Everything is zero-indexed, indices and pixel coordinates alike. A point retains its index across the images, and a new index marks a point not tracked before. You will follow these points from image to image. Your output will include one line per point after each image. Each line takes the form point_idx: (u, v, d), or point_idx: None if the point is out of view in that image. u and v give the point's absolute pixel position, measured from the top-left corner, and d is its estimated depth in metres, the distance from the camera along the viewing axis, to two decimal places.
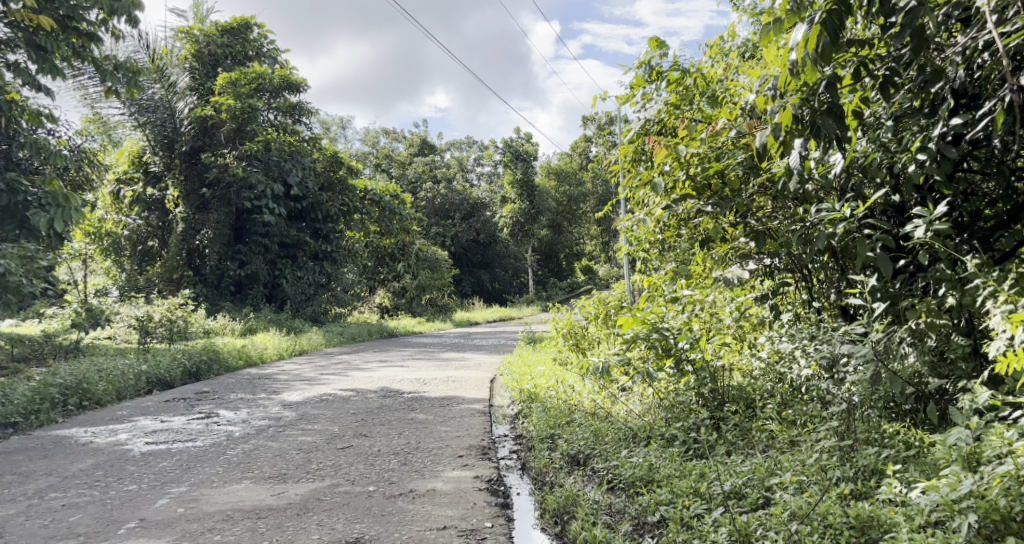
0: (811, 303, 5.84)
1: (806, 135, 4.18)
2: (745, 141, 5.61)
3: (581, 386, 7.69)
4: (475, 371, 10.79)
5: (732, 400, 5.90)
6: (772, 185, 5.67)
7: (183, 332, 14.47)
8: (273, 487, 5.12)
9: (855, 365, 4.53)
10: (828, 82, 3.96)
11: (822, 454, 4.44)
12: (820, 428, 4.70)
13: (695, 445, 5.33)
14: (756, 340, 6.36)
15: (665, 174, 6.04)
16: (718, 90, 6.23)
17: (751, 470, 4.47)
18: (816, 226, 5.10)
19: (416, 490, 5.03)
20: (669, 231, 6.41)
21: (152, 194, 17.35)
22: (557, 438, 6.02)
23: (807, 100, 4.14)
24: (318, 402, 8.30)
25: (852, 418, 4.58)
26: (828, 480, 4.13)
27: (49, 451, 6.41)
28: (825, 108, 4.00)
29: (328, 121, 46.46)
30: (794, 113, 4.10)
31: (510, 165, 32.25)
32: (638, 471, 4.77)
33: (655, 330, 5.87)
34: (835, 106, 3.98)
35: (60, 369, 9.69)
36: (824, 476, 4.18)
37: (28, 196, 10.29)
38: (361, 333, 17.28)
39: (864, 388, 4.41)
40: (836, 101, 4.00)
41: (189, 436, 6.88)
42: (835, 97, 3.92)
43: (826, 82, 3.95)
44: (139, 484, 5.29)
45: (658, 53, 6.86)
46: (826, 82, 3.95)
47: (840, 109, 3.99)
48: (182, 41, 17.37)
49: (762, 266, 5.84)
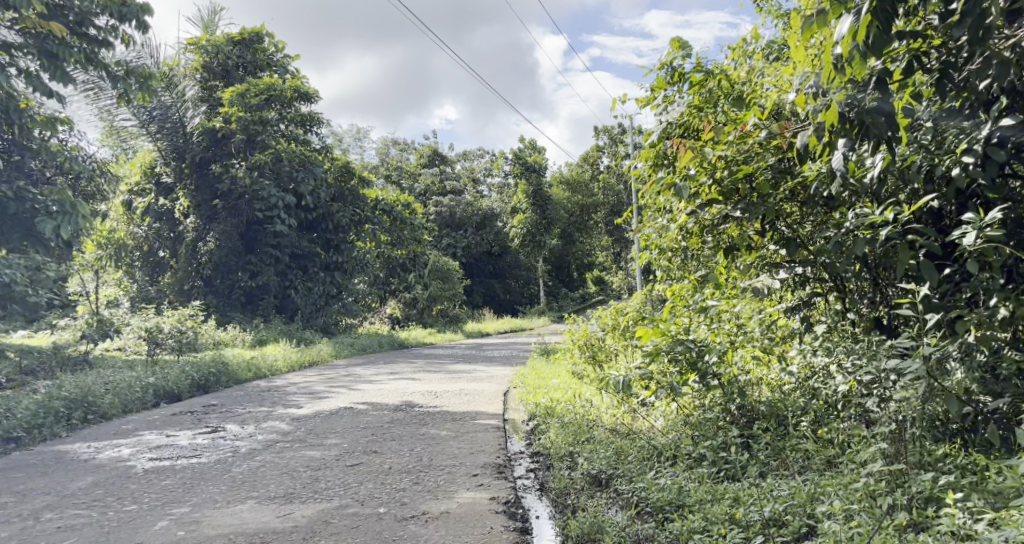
0: (846, 315, 5.54)
1: (851, 134, 3.92)
2: (776, 143, 5.38)
3: (601, 401, 7.40)
4: (489, 383, 10.51)
5: (762, 417, 5.61)
6: (804, 190, 5.40)
7: (193, 343, 14.25)
8: (279, 509, 4.86)
9: (904, 382, 4.26)
10: (879, 78, 3.70)
11: (870, 478, 4.12)
12: (865, 450, 4.37)
13: (726, 467, 5.02)
14: (786, 354, 6.08)
15: (690, 179, 5.79)
16: (744, 91, 5.97)
17: (791, 495, 4.18)
18: (853, 232, 4.86)
19: (430, 512, 4.76)
20: (692, 239, 6.17)
21: (163, 205, 17.20)
22: (576, 456, 5.75)
23: (854, 97, 3.88)
24: (329, 417, 8.05)
25: (901, 440, 4.25)
26: (879, 508, 3.81)
27: (50, 468, 6.18)
28: (874, 106, 3.73)
29: (339, 133, 46.61)
30: (840, 110, 3.84)
31: (520, 176, 31.76)
32: (667, 494, 4.51)
33: (678, 342, 5.63)
34: (886, 103, 3.73)
35: (67, 381, 9.50)
36: (874, 503, 3.87)
37: (37, 204, 9.86)
38: (371, 344, 17.01)
39: (915, 409, 4.09)
40: (888, 98, 3.73)
41: (194, 452, 6.64)
42: (885, 94, 3.66)
43: (877, 79, 3.69)
44: (139, 504, 5.03)
45: (680, 54, 6.61)
46: (876, 78, 3.70)
47: (891, 107, 3.72)
48: (192, 53, 17.32)
49: (794, 275, 5.55)
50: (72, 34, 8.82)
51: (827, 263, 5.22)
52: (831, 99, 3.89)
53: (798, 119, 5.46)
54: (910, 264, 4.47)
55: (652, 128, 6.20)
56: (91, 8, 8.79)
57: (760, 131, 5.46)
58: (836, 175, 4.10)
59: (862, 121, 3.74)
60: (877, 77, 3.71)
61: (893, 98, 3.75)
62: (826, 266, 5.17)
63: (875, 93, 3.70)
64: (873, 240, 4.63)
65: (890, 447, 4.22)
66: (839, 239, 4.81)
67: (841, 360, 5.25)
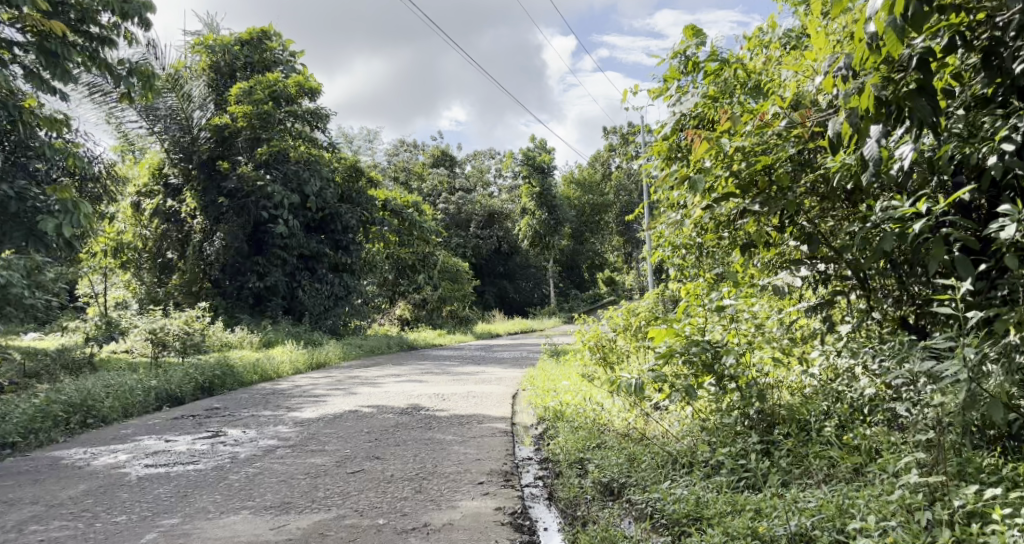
0: (870, 314, 5.30)
1: (890, 118, 3.61)
2: (796, 133, 5.16)
3: (612, 405, 7.13)
4: (497, 386, 10.25)
5: (782, 421, 5.35)
6: (825, 183, 5.13)
7: (198, 345, 14.04)
8: (273, 520, 4.62)
9: (942, 386, 3.98)
10: (919, 57, 3.40)
11: (905, 490, 3.84)
12: (898, 459, 4.10)
13: (746, 475, 4.75)
14: (806, 355, 5.83)
15: (705, 171, 5.53)
16: (761, 81, 5.79)
17: (819, 507, 3.90)
18: (880, 226, 4.59)
19: (432, 524, 4.51)
20: (708, 234, 5.95)
21: (171, 206, 16.80)
22: (587, 463, 5.49)
23: (889, 79, 3.59)
24: (333, 420, 7.83)
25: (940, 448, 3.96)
26: (917, 524, 3.53)
27: (42, 475, 5.94)
28: (914, 88, 3.43)
29: (348, 136, 46.69)
30: (875, 93, 3.55)
31: (529, 176, 31.49)
32: (684, 505, 4.24)
33: (693, 343, 5.34)
34: (928, 84, 3.43)
35: (67, 384, 9.28)
36: (912, 518, 3.59)
37: (38, 203, 8.94)
38: (379, 346, 16.78)
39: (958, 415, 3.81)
40: (930, 78, 3.43)
41: (191, 458, 6.41)
42: (928, 72, 3.36)
43: (918, 57, 3.39)
44: (129, 516, 4.79)
45: (694, 42, 6.35)
46: (918, 56, 3.40)
47: (932, 87, 3.43)
48: (199, 54, 17.21)
49: (815, 273, 5.24)
50: (74, 32, 8.55)
51: (852, 261, 4.94)
52: (864, 81, 3.61)
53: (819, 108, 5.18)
54: (944, 259, 4.21)
55: (666, 120, 6.01)
56: (93, 4, 8.56)
57: (780, 121, 5.24)
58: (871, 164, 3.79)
59: (899, 105, 3.45)
60: (917, 55, 3.40)
61: (936, 79, 3.45)
62: (851, 262, 4.93)
63: (917, 73, 3.41)
64: (904, 234, 4.38)
65: (927, 457, 3.93)
66: (866, 233, 4.56)
67: (866, 361, 5.01)
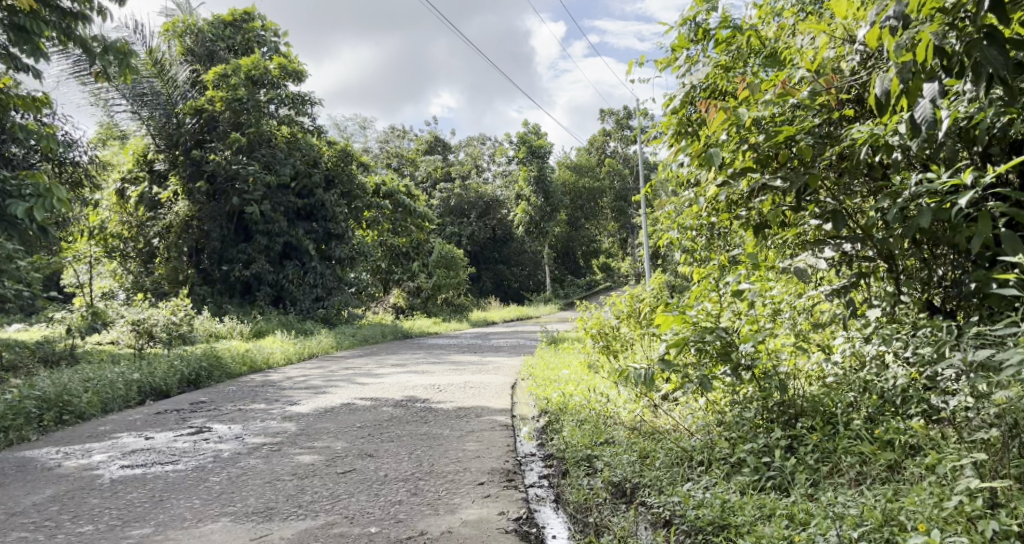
0: (899, 299, 4.89)
1: (948, 75, 3.34)
2: (822, 100, 4.75)
3: (617, 395, 6.76)
4: (495, 375, 9.85)
5: (804, 413, 4.97)
6: (851, 154, 4.71)
7: (185, 335, 13.59)
8: (256, 529, 4.22)
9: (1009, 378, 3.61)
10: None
11: (964, 495, 3.52)
12: (954, 460, 3.77)
13: (769, 476, 4.40)
14: (827, 342, 5.43)
15: (722, 145, 5.13)
16: (778, 49, 5.38)
17: (861, 515, 3.59)
18: (915, 201, 4.22)
19: (429, 533, 4.11)
20: (722, 213, 5.52)
21: (157, 193, 16.25)
22: (595, 460, 5.12)
23: (951, 28, 3.30)
24: (324, 414, 7.44)
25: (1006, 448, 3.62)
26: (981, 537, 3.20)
27: (9, 479, 5.53)
28: (983, 36, 3.17)
29: (341, 123, 46.25)
30: (935, 45, 3.28)
31: (524, 161, 30.88)
32: (709, 512, 3.91)
33: (707, 331, 4.91)
34: (997, 32, 3.16)
35: (43, 379, 8.84)
36: (973, 530, 3.28)
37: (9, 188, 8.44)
38: (374, 335, 16.38)
39: None
40: (999, 27, 3.17)
41: (171, 457, 6.01)
42: (1001, 17, 3.10)
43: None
44: (96, 525, 4.39)
45: (705, 7, 5.94)
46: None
47: (1001, 35, 3.18)
48: (173, 39, 16.52)
49: (840, 253, 4.80)
50: (46, 6, 7.94)
51: (882, 241, 4.54)
52: (921, 34, 3.33)
53: (846, 73, 4.77)
54: (989, 234, 3.88)
55: (675, 91, 5.58)
56: None
57: (802, 87, 4.82)
58: (927, 125, 3.48)
59: (965, 56, 3.18)
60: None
61: (1006, 27, 3.18)
62: (879, 241, 4.53)
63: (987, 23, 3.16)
64: (942, 209, 4.03)
65: (986, 458, 3.64)
66: (897, 210, 4.19)
67: (898, 348, 4.65)
